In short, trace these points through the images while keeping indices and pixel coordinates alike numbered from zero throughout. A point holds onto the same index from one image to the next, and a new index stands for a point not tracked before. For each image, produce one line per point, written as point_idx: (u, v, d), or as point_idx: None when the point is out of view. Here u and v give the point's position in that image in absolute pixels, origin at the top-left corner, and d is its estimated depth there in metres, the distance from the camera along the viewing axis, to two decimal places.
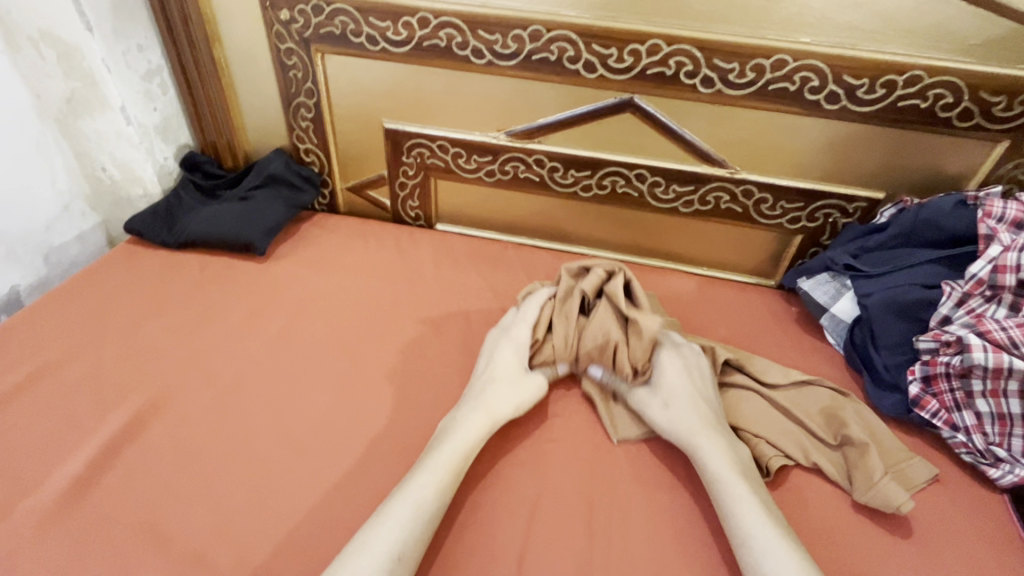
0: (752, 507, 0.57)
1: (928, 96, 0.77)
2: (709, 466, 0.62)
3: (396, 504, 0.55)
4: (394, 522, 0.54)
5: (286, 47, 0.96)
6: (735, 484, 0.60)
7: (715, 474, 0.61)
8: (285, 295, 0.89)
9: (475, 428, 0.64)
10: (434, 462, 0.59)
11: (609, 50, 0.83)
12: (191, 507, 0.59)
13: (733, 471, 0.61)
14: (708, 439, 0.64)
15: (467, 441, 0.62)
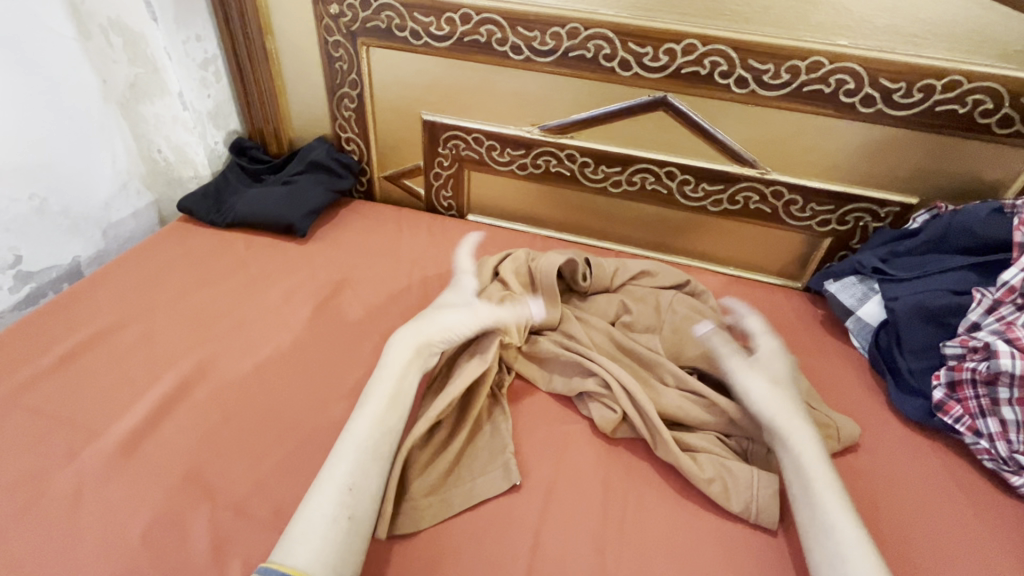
0: (833, 495, 0.57)
1: (967, 101, 0.76)
2: (793, 448, 0.62)
3: (342, 447, 0.58)
4: (343, 461, 0.57)
5: (334, 39, 1.01)
6: (815, 469, 0.59)
7: (801, 457, 0.61)
8: (324, 275, 0.94)
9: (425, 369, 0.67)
10: (371, 402, 0.62)
11: (645, 48, 0.84)
12: (235, 463, 0.64)
13: (818, 458, 0.60)
14: (795, 425, 0.63)
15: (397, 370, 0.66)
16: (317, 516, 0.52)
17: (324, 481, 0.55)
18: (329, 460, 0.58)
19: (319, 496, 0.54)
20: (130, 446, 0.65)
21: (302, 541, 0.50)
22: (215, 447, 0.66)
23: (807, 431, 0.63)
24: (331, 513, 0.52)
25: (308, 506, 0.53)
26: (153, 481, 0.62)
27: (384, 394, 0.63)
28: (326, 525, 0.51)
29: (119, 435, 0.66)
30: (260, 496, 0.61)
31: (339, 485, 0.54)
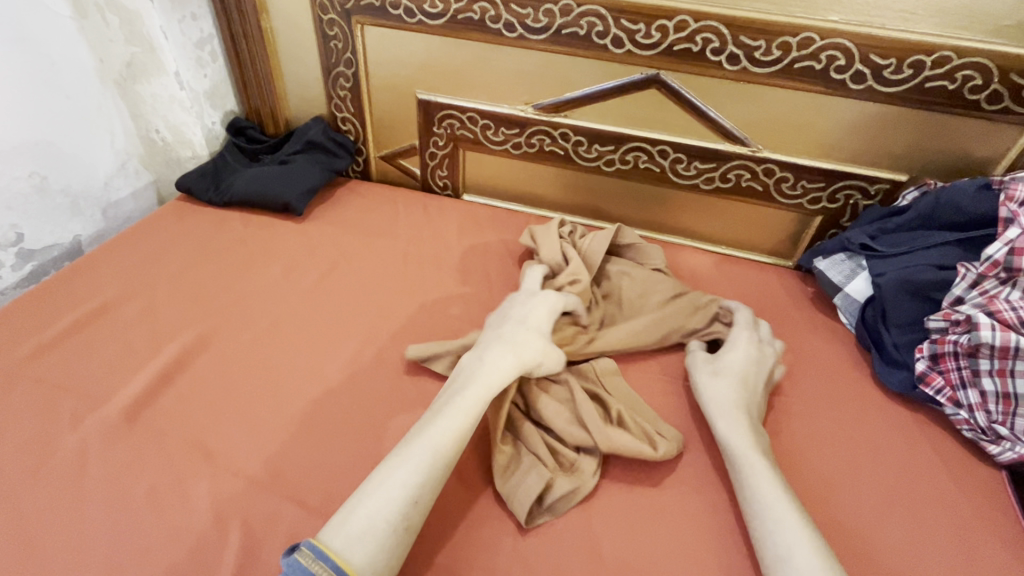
0: (774, 489, 0.56)
1: (956, 77, 0.77)
2: (728, 439, 0.62)
3: (412, 448, 0.55)
4: (410, 465, 0.54)
5: (328, 18, 1.01)
6: (751, 461, 0.59)
7: (739, 448, 0.61)
8: (320, 252, 0.96)
9: (500, 369, 0.63)
10: (456, 406, 0.59)
11: (637, 25, 0.85)
12: (233, 429, 0.67)
13: (754, 448, 0.61)
14: (735, 422, 0.63)
15: (495, 387, 0.61)
16: (376, 519, 0.50)
17: (383, 478, 0.53)
18: (395, 457, 0.55)
19: (376, 494, 0.52)
20: (133, 413, 0.67)
21: (358, 536, 0.49)
22: (215, 415, 0.68)
23: (746, 424, 0.63)
24: (390, 520, 0.50)
25: (361, 502, 0.51)
26: (156, 446, 0.64)
27: (475, 409, 0.59)
28: (384, 530, 0.50)
29: (122, 403, 0.68)
30: (257, 461, 0.64)
31: (405, 492, 0.52)
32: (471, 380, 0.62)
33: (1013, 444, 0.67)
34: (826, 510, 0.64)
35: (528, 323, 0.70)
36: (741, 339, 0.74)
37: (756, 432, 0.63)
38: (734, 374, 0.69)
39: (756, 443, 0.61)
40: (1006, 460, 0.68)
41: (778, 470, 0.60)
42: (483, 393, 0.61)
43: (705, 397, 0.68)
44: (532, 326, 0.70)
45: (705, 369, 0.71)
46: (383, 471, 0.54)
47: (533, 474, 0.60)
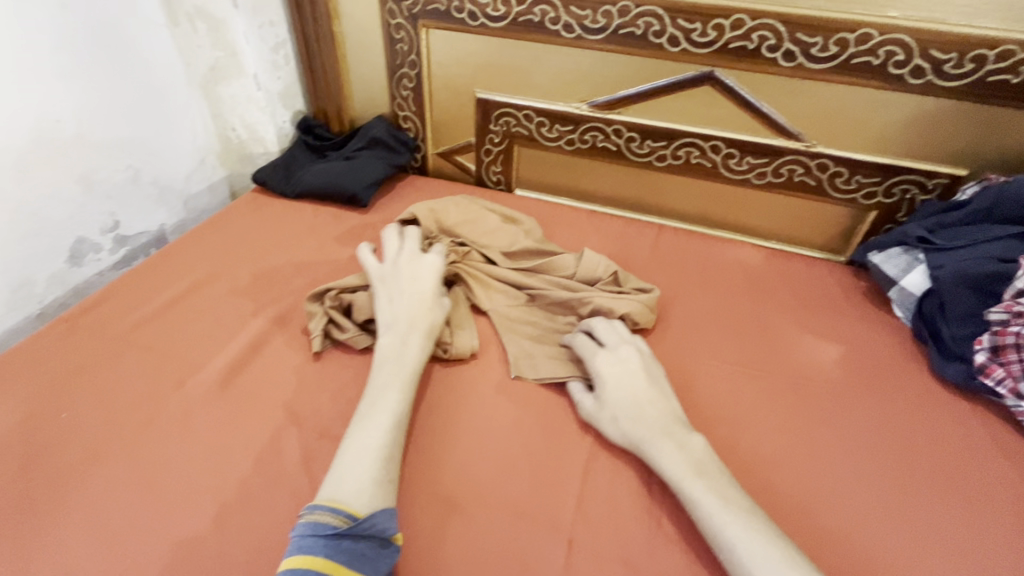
0: (718, 503, 0.55)
1: (1020, 71, 0.77)
2: (665, 468, 0.60)
3: (371, 424, 0.61)
4: (370, 438, 0.60)
5: (396, 22, 1.08)
6: (694, 488, 0.57)
7: (675, 476, 0.59)
8: (385, 241, 1.02)
9: (415, 346, 0.70)
10: (389, 386, 0.65)
11: (694, 24, 0.88)
12: (314, 395, 0.73)
13: (689, 470, 0.59)
14: (659, 442, 0.61)
15: (414, 360, 0.69)
16: (362, 480, 0.56)
17: (353, 452, 0.58)
18: (354, 438, 0.60)
19: (351, 465, 0.57)
20: (228, 377, 0.75)
21: (351, 488, 0.55)
22: (298, 381, 0.74)
23: (670, 445, 0.61)
24: (375, 476, 0.56)
25: (358, 465, 0.57)
26: (249, 407, 0.71)
27: (403, 385, 0.66)
28: (372, 484, 0.56)
29: (217, 368, 0.75)
30: (339, 423, 0.69)
31: (379, 452, 0.58)
32: (395, 364, 0.68)
33: None
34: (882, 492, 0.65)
35: (416, 299, 0.75)
36: (603, 368, 0.69)
37: (686, 439, 0.62)
38: (628, 405, 0.65)
39: (690, 461, 0.60)
40: None
41: (724, 478, 0.59)
42: (409, 367, 0.68)
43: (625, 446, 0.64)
44: (421, 292, 0.75)
45: (603, 416, 0.67)
46: (349, 448, 0.59)
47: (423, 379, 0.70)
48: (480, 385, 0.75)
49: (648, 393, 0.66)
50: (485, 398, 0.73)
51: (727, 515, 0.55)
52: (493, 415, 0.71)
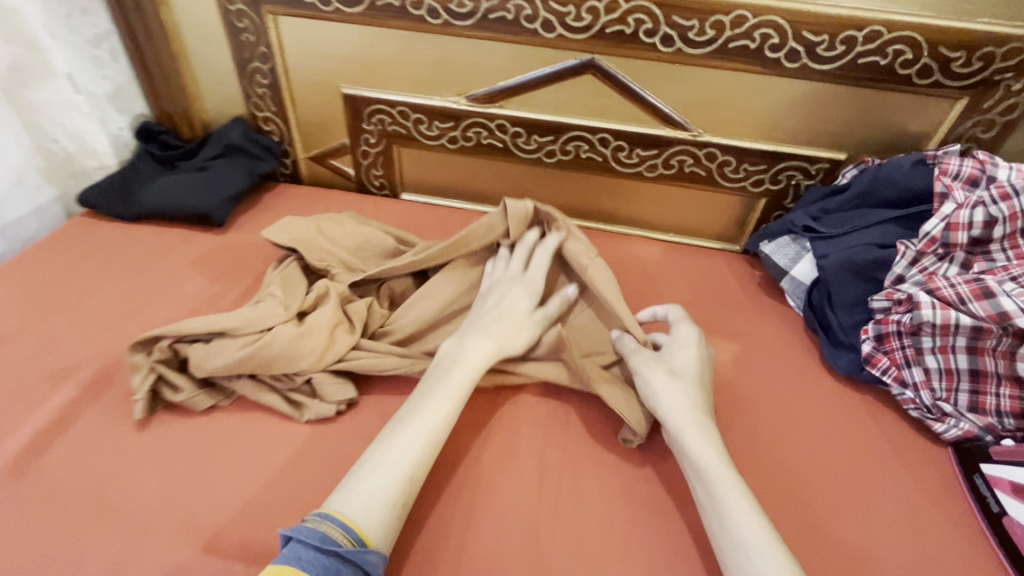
0: (738, 501, 0.54)
1: (887, 52, 0.75)
2: (698, 456, 0.58)
3: (405, 429, 0.57)
4: (405, 446, 0.55)
5: (237, 9, 0.92)
6: (721, 479, 0.56)
7: (708, 466, 0.57)
8: (245, 267, 0.88)
9: (481, 353, 0.65)
10: (443, 393, 0.61)
11: (567, 7, 0.80)
12: (140, 475, 0.60)
13: (720, 461, 0.57)
14: (699, 429, 0.59)
15: (476, 371, 0.63)
16: (375, 495, 0.51)
17: (377, 458, 0.54)
18: (387, 437, 0.56)
19: (369, 477, 0.53)
20: (22, 463, 0.59)
21: (361, 503, 0.51)
22: (121, 457, 0.61)
23: (706, 434, 0.59)
24: (389, 500, 0.52)
25: (363, 478, 0.53)
26: (50, 499, 0.57)
27: (457, 394, 0.61)
28: (384, 507, 0.51)
29: (8, 452, 0.60)
30: (170, 507, 0.57)
31: (401, 473, 0.53)
32: (454, 368, 0.63)
33: (957, 421, 0.67)
34: (781, 503, 0.62)
35: (501, 304, 0.71)
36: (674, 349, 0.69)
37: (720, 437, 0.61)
38: (691, 377, 0.65)
39: (720, 454, 0.58)
40: (950, 437, 0.67)
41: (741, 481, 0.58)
42: (467, 377, 0.63)
43: (665, 404, 0.62)
44: (505, 310, 0.70)
45: (657, 368, 0.65)
46: (373, 458, 0.54)
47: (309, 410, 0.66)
48: (347, 435, 0.65)
49: (701, 389, 0.65)
50: (353, 451, 0.64)
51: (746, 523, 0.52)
52: None
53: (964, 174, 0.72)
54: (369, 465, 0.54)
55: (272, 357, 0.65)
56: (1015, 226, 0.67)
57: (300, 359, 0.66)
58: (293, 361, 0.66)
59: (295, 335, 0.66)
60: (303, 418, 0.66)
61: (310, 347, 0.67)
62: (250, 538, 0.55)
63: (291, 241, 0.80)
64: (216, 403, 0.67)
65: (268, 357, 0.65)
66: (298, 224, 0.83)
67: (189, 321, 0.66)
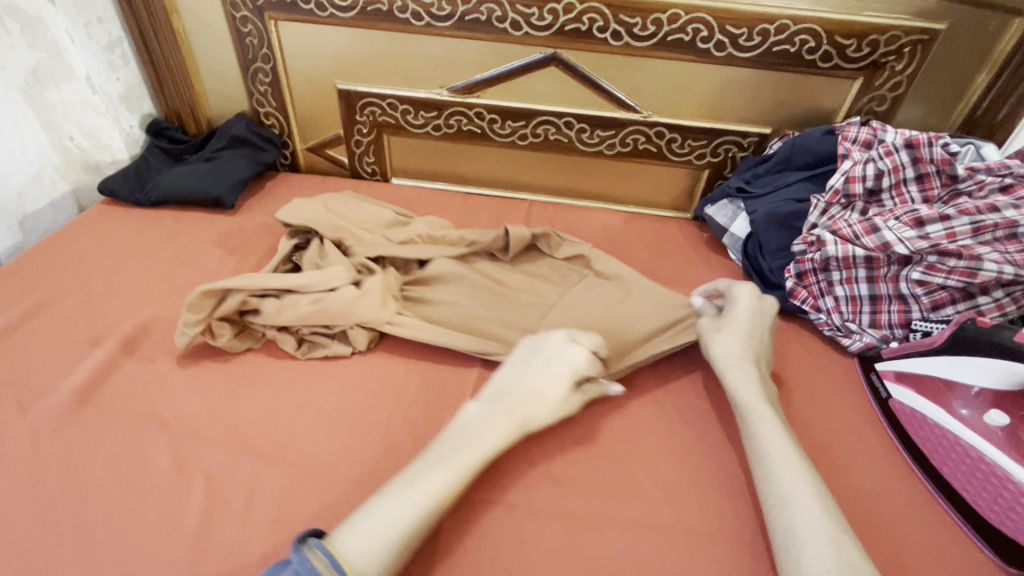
0: (770, 430, 0.62)
1: (795, 42, 0.91)
2: (738, 390, 0.67)
3: (413, 490, 0.55)
4: (405, 506, 0.53)
5: (241, 15, 1.04)
6: (757, 408, 0.65)
7: (744, 397, 0.66)
8: (257, 240, 1.00)
9: (502, 427, 0.62)
10: (455, 458, 0.58)
11: (531, 9, 0.94)
12: (185, 401, 0.71)
13: (761, 398, 0.66)
14: (741, 371, 0.69)
15: (493, 446, 0.61)
16: (377, 547, 0.50)
17: (382, 513, 0.53)
18: (395, 492, 0.55)
19: (371, 531, 0.51)
20: (82, 395, 0.70)
21: (364, 546, 0.50)
22: (169, 390, 0.72)
23: (751, 377, 0.68)
24: (383, 560, 0.50)
25: (366, 527, 0.51)
26: (110, 422, 0.68)
27: (464, 466, 0.58)
28: (384, 555, 0.50)
29: (70, 388, 0.70)
30: (213, 424, 0.68)
31: (399, 533, 0.52)
32: (472, 438, 0.61)
33: (861, 336, 0.82)
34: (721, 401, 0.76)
35: (539, 379, 0.67)
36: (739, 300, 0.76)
37: (763, 380, 0.69)
38: (746, 328, 0.73)
39: (759, 391, 0.67)
40: (855, 349, 0.82)
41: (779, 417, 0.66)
42: (478, 449, 0.60)
43: (716, 355, 0.71)
44: (544, 390, 0.66)
45: (725, 332, 0.73)
46: (377, 508, 0.53)
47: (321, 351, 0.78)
48: (359, 367, 0.77)
49: (753, 342, 0.72)
50: (365, 377, 0.76)
51: (776, 439, 0.61)
52: (372, 392, 0.74)
53: (861, 139, 0.88)
54: (372, 514, 0.52)
55: (337, 313, 0.76)
56: (898, 176, 0.83)
57: (356, 317, 0.77)
58: (352, 318, 0.77)
59: (356, 296, 0.77)
60: (303, 356, 0.77)
61: (368, 306, 0.78)
62: (282, 444, 0.67)
63: (306, 223, 0.91)
64: (249, 346, 0.78)
65: (334, 313, 0.76)
66: (307, 209, 0.94)
67: (260, 279, 0.77)
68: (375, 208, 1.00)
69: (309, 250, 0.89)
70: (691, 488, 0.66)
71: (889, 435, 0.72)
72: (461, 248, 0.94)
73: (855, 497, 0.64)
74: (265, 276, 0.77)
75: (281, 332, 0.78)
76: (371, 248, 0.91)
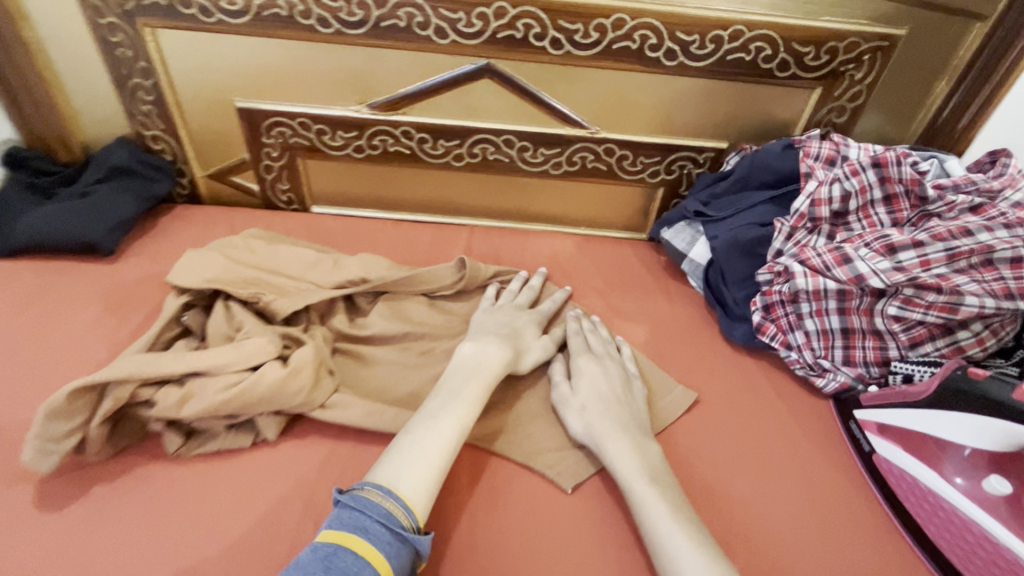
0: (681, 537, 0.55)
1: (750, 49, 0.83)
2: (618, 469, 0.61)
3: (432, 423, 0.60)
4: (433, 435, 0.59)
5: (108, 22, 0.86)
6: (642, 491, 0.59)
7: (627, 478, 0.60)
8: (140, 294, 0.82)
9: (499, 357, 0.69)
10: (463, 392, 0.64)
11: (457, 14, 0.82)
12: (23, 533, 0.54)
13: (642, 472, 0.60)
14: (615, 443, 0.63)
15: (496, 374, 0.68)
16: (417, 471, 0.56)
17: (407, 448, 0.58)
18: (416, 427, 0.60)
19: (406, 459, 0.56)
20: None
21: (412, 473, 0.55)
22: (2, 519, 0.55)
23: (628, 445, 0.63)
24: (427, 484, 0.55)
25: (398, 458, 0.56)
26: None
27: (479, 395, 0.65)
28: (435, 479, 0.56)
29: None
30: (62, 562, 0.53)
31: (434, 460, 0.57)
32: (476, 371, 0.67)
33: (835, 374, 0.75)
34: (689, 465, 0.66)
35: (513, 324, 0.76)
36: (584, 366, 0.72)
37: (642, 444, 0.63)
38: (596, 401, 0.67)
39: (645, 468, 0.61)
40: (830, 390, 0.75)
41: (673, 494, 0.59)
42: (486, 380, 0.66)
43: (586, 430, 0.65)
44: (521, 329, 0.76)
45: (582, 398, 0.68)
46: (402, 445, 0.58)
47: (214, 446, 0.62)
48: (260, 459, 0.63)
49: (619, 404, 0.68)
50: (268, 473, 0.62)
51: (677, 541, 0.54)
52: (278, 494, 0.60)
53: (823, 155, 0.81)
54: (396, 451, 0.58)
55: (258, 398, 0.61)
56: (866, 198, 0.76)
57: (283, 403, 0.62)
58: (276, 404, 0.62)
59: (283, 375, 0.62)
60: (185, 454, 0.62)
61: (296, 390, 0.63)
62: None
63: (206, 283, 0.74)
64: (125, 446, 0.61)
65: (253, 400, 0.61)
66: (202, 263, 0.77)
67: (156, 361, 0.60)
68: (285, 248, 0.85)
69: (213, 312, 0.74)
70: None
71: (873, 492, 0.65)
72: (395, 294, 0.82)
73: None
74: (164, 356, 0.60)
75: (171, 425, 0.61)
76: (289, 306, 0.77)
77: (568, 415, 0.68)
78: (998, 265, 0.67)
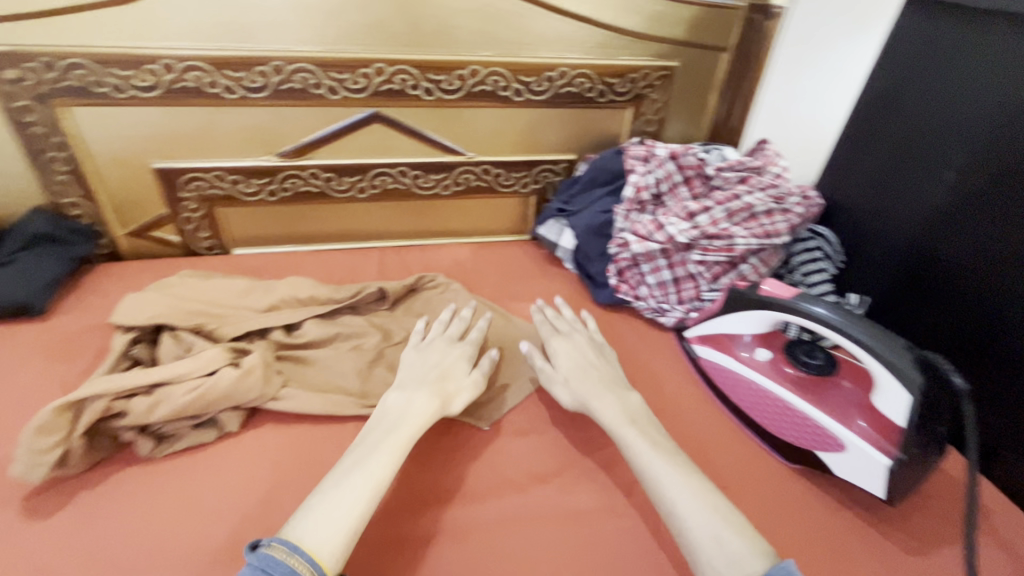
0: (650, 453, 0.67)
1: (575, 84, 1.10)
2: (602, 416, 0.74)
3: (352, 476, 0.62)
4: (349, 486, 0.61)
5: (20, 105, 0.95)
6: (623, 430, 0.71)
7: (613, 422, 0.72)
8: (82, 341, 0.90)
9: (423, 410, 0.72)
10: (389, 443, 0.67)
11: (344, 75, 1.01)
12: (19, 540, 0.63)
13: (623, 418, 0.73)
14: (598, 399, 0.76)
15: (417, 428, 0.70)
16: (332, 525, 0.57)
17: (326, 506, 0.58)
18: (343, 475, 0.62)
19: (321, 515, 0.57)
20: None
21: (323, 533, 0.56)
22: None
23: (613, 401, 0.75)
24: (339, 538, 0.56)
25: (313, 509, 0.58)
26: None
27: (402, 442, 0.68)
28: (345, 539, 0.57)
29: None
30: (63, 554, 0.62)
31: (351, 514, 0.58)
32: (399, 423, 0.70)
33: (671, 312, 1.01)
34: None
35: (440, 366, 0.80)
36: (568, 345, 0.86)
37: (621, 398, 0.76)
38: (576, 371, 0.81)
39: (624, 413, 0.73)
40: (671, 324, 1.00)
41: (647, 426, 0.72)
42: (409, 429, 0.69)
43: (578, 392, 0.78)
44: (447, 370, 0.80)
45: (566, 373, 0.82)
46: (313, 502, 0.59)
47: (183, 444, 0.73)
48: (226, 448, 0.75)
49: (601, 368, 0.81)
50: (236, 457, 0.74)
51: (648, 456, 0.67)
52: (247, 471, 0.72)
53: (641, 155, 1.07)
54: (307, 508, 0.58)
55: (218, 396, 0.73)
56: (671, 182, 1.04)
57: (240, 398, 0.75)
58: (234, 400, 0.75)
59: (237, 376, 0.75)
60: (159, 455, 0.72)
61: (251, 386, 0.76)
62: (153, 550, 0.63)
63: (150, 320, 0.85)
64: (101, 457, 0.71)
65: (215, 398, 0.73)
66: (143, 302, 0.88)
67: (122, 377, 0.71)
68: (218, 283, 0.97)
69: (160, 342, 0.84)
70: (562, 474, 0.76)
71: (704, 387, 0.89)
72: (324, 306, 0.96)
73: (685, 445, 0.80)
74: (127, 373, 0.72)
75: (141, 432, 0.72)
76: (228, 328, 0.89)
77: (557, 386, 0.81)
78: (759, 216, 0.96)
